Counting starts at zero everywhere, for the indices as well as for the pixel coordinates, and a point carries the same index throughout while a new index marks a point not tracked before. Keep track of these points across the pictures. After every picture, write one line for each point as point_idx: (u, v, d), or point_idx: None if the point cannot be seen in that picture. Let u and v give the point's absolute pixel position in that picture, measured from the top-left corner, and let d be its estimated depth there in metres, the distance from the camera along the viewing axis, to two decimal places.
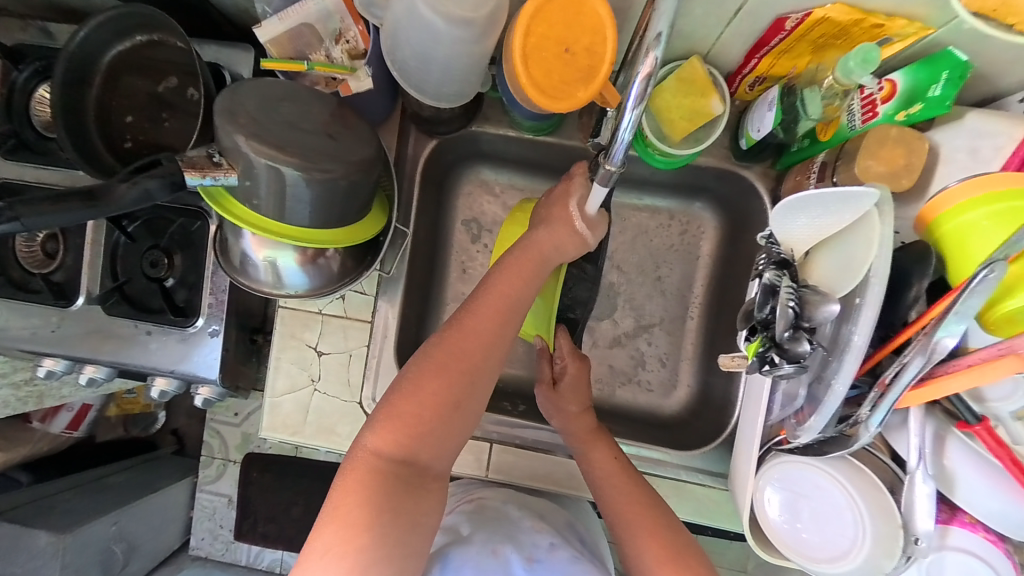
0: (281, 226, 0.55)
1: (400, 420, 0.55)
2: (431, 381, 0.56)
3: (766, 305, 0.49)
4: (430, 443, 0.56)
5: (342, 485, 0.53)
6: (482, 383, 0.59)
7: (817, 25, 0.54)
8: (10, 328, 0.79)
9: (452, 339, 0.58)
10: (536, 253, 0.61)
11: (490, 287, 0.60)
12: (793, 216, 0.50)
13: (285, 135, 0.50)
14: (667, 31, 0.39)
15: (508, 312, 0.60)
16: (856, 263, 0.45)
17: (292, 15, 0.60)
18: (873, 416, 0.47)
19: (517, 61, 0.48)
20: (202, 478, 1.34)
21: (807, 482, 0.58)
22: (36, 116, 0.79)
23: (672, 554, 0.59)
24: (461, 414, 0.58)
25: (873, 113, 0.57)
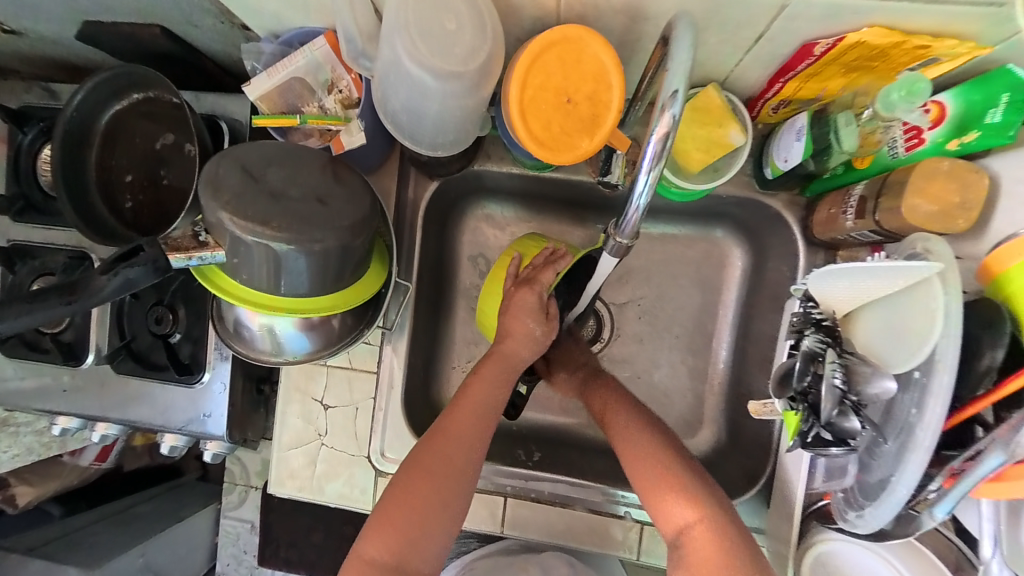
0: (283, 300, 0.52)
1: (389, 525, 0.58)
2: (415, 488, 0.59)
3: (806, 375, 0.44)
4: (422, 545, 0.58)
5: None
6: (466, 481, 0.61)
7: (849, 49, 0.48)
8: (30, 383, 0.80)
9: (432, 446, 0.61)
10: (502, 357, 0.66)
11: (465, 392, 0.64)
12: (833, 278, 0.47)
13: (270, 207, 0.47)
14: (684, 88, 0.35)
15: (484, 415, 0.63)
16: (914, 336, 0.40)
17: (280, 70, 0.58)
18: (940, 505, 0.41)
19: (514, 117, 0.44)
20: (226, 505, 1.35)
21: (857, 563, 0.53)
22: (41, 176, 0.80)
23: (674, 481, 0.58)
24: (448, 514, 0.59)
25: (919, 139, 0.51)
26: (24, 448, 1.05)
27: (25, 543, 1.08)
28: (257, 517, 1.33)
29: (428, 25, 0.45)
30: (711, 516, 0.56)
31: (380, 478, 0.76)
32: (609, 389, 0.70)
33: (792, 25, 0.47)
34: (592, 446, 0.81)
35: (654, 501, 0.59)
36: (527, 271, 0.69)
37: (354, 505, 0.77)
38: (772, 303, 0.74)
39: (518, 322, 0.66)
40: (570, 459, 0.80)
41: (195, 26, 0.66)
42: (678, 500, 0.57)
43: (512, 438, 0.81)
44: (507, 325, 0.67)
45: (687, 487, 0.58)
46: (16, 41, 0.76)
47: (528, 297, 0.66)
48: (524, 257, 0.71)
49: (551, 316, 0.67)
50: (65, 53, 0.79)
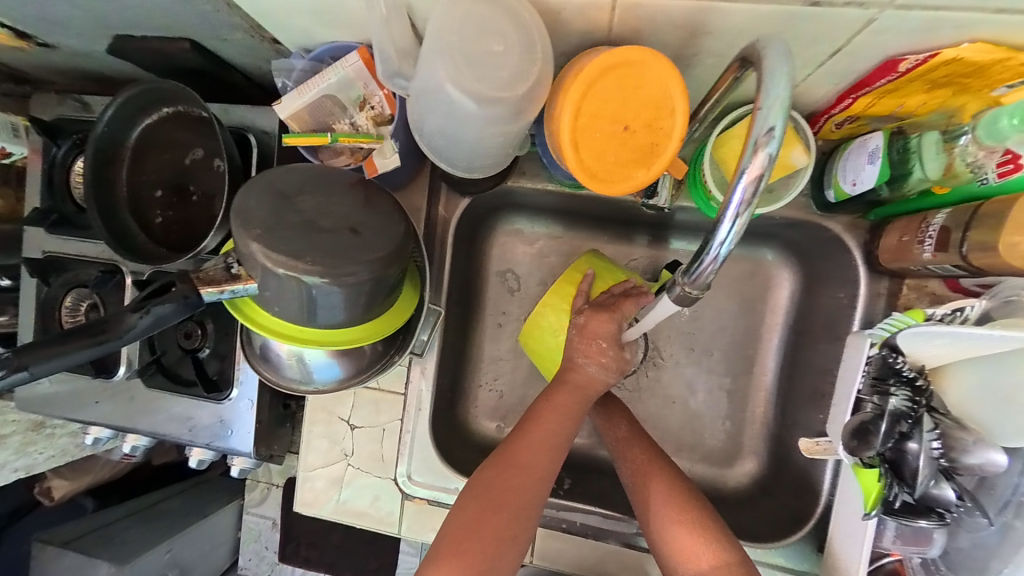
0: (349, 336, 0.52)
1: (463, 554, 0.55)
2: (486, 518, 0.57)
3: (892, 441, 0.48)
4: (490, 573, 0.56)
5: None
6: (536, 513, 0.59)
7: (941, 65, 0.43)
8: (61, 394, 0.81)
9: (505, 476, 0.58)
10: (580, 389, 0.63)
11: (537, 419, 0.62)
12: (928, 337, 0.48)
13: (304, 239, 0.44)
14: (782, 127, 0.32)
15: (554, 446, 0.61)
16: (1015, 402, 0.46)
17: (310, 88, 0.55)
18: None
19: (564, 145, 0.41)
20: (248, 502, 1.37)
21: None
22: (74, 189, 0.80)
23: (687, 518, 0.58)
24: (520, 543, 0.58)
25: (1016, 165, 0.43)
26: (59, 450, 1.09)
27: (61, 537, 1.15)
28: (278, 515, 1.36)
29: (472, 46, 0.41)
30: (709, 528, 0.57)
31: (407, 501, 0.74)
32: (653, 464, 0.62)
33: (877, 40, 0.42)
34: None
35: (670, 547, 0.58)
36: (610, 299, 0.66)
37: (379, 528, 0.75)
38: (826, 332, 0.68)
39: (592, 351, 0.64)
40: (604, 487, 0.76)
41: (224, 40, 0.64)
42: (699, 548, 0.56)
43: None
44: (579, 353, 0.64)
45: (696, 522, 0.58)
46: (50, 55, 0.76)
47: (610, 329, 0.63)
48: (598, 279, 0.69)
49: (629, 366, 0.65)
50: (97, 65, 0.78)
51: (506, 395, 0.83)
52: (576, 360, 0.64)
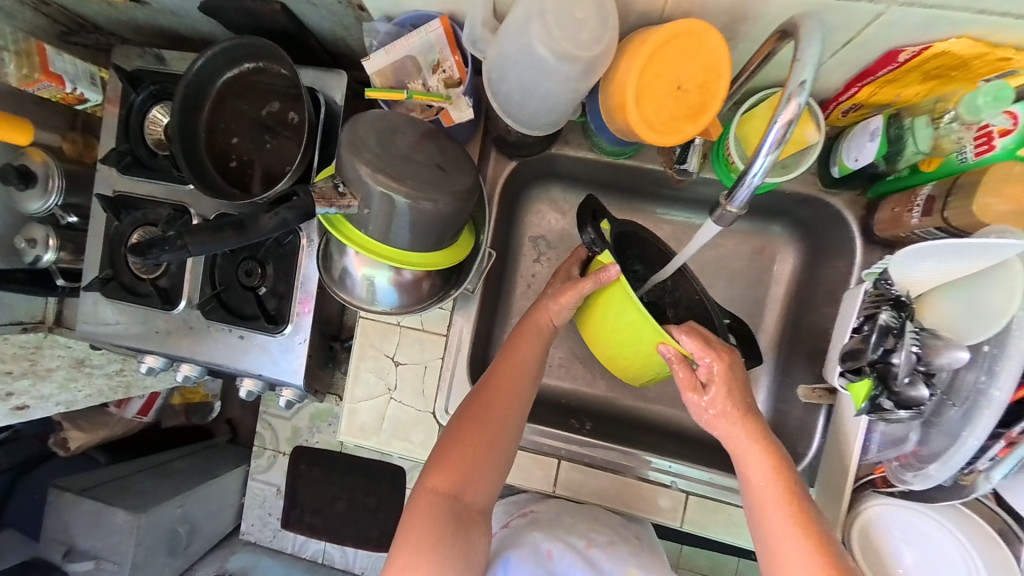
0: (387, 248, 0.58)
1: (453, 462, 0.65)
2: (468, 432, 0.66)
3: (880, 346, 0.53)
4: (476, 482, 0.66)
5: (412, 524, 0.63)
6: (512, 429, 0.68)
7: (934, 58, 0.53)
8: (119, 324, 0.88)
9: (486, 402, 0.67)
10: (544, 320, 0.70)
11: (512, 347, 0.70)
12: (918, 259, 0.56)
13: (401, 167, 0.53)
14: (813, 79, 0.39)
15: (524, 374, 0.69)
16: (994, 308, 0.51)
17: (397, 49, 0.64)
18: (995, 469, 0.51)
19: (628, 99, 0.50)
20: (253, 468, 1.47)
21: (915, 529, 0.60)
22: (149, 135, 0.87)
23: (806, 522, 0.54)
24: (498, 451, 0.67)
25: (989, 147, 0.53)
26: (96, 390, 1.14)
27: (78, 484, 1.26)
28: (284, 481, 1.45)
29: (560, 12, 0.50)
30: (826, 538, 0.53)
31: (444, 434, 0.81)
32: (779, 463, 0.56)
33: (885, 32, 0.52)
34: (640, 421, 0.86)
35: (775, 554, 0.54)
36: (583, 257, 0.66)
37: (415, 457, 0.83)
38: (827, 297, 0.77)
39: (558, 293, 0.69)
40: (620, 434, 0.84)
41: (313, 6, 0.72)
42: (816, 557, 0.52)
43: (562, 409, 0.87)
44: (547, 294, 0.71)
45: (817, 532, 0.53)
46: (138, 11, 0.83)
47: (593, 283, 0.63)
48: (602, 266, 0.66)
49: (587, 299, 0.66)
50: (179, 24, 0.86)
51: None
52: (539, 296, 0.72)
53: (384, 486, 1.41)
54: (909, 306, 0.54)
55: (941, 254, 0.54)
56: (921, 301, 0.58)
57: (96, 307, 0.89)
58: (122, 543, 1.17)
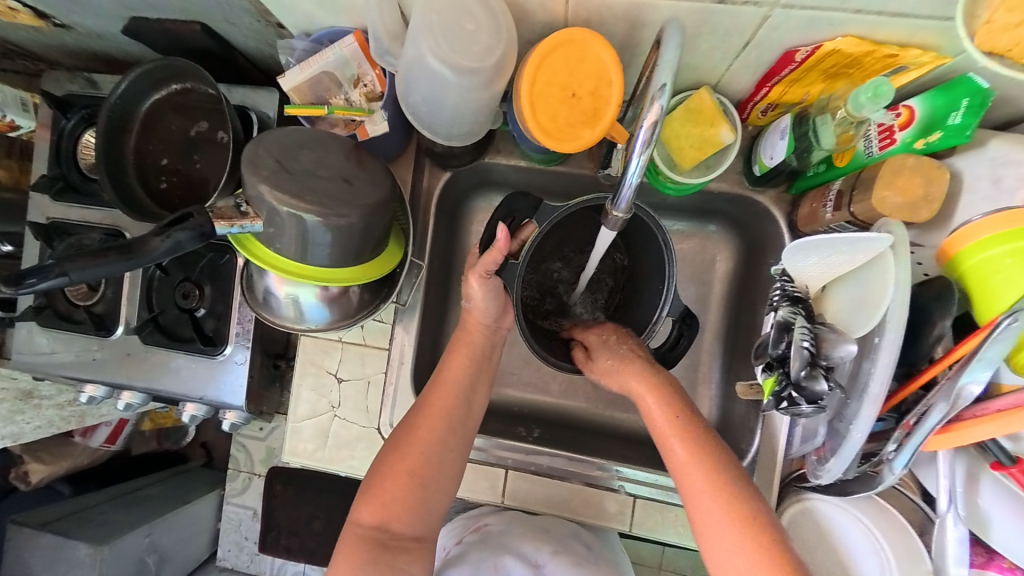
0: (292, 264, 0.57)
1: (380, 492, 0.64)
2: (396, 456, 0.65)
3: (780, 342, 0.51)
4: (404, 512, 0.64)
5: (341, 556, 0.63)
6: (446, 451, 0.67)
7: (826, 57, 0.54)
8: (56, 354, 0.86)
9: (413, 426, 0.67)
10: (474, 332, 0.73)
11: (443, 365, 0.71)
12: (804, 253, 0.53)
13: (304, 183, 0.53)
14: (670, 82, 0.40)
15: (455, 392, 0.69)
16: (873, 303, 0.47)
17: (311, 65, 0.64)
18: (898, 458, 0.49)
19: (524, 108, 0.51)
20: (229, 492, 1.46)
21: (831, 521, 0.62)
22: (81, 159, 0.87)
23: (709, 461, 0.58)
24: (431, 478, 0.66)
25: (891, 140, 0.57)
26: (46, 420, 1.10)
27: (38, 518, 1.21)
28: (259, 504, 1.44)
29: (451, 25, 0.51)
30: (729, 477, 0.57)
31: None
32: (679, 408, 0.62)
33: (775, 34, 0.53)
34: (592, 425, 0.86)
35: (686, 496, 0.58)
36: (487, 244, 0.69)
37: (363, 475, 0.80)
38: (763, 294, 0.78)
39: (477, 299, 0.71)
40: (571, 438, 0.84)
41: (233, 24, 0.72)
42: (714, 491, 0.56)
43: (512, 416, 0.86)
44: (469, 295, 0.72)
45: (718, 471, 0.57)
46: (65, 36, 0.82)
47: (490, 258, 0.66)
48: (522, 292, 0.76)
49: (492, 274, 0.69)
50: (108, 47, 0.85)
51: None
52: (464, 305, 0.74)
53: None
54: (806, 302, 0.51)
55: (823, 248, 0.52)
56: (821, 296, 0.55)
57: (32, 335, 0.87)
58: None
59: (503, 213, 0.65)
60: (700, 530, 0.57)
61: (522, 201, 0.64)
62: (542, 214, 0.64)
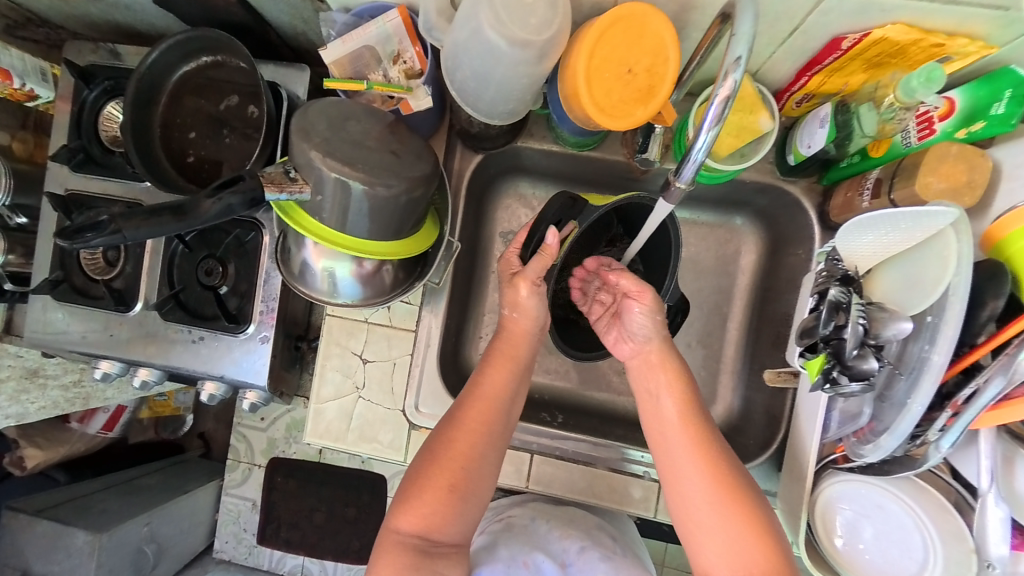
0: (339, 236, 0.57)
1: (420, 500, 0.62)
2: (436, 468, 0.63)
3: (830, 322, 0.53)
4: (445, 521, 0.63)
5: (380, 565, 0.61)
6: (484, 463, 0.65)
7: (873, 45, 0.55)
8: (69, 331, 0.84)
9: (453, 437, 0.65)
10: (518, 342, 0.70)
11: (485, 375, 0.68)
12: (860, 233, 0.58)
13: (353, 153, 0.53)
14: (746, 55, 0.41)
15: (496, 406, 0.67)
16: (931, 281, 0.51)
17: (353, 38, 0.64)
18: (944, 438, 0.52)
19: (580, 83, 0.51)
20: (228, 483, 1.41)
21: (871, 502, 0.64)
22: (103, 131, 0.85)
23: (703, 445, 0.60)
24: (472, 488, 0.65)
25: (930, 130, 0.58)
26: (50, 402, 1.07)
27: (34, 505, 1.18)
28: (259, 495, 1.40)
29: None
30: (720, 462, 0.59)
31: (413, 432, 0.78)
32: (676, 387, 0.64)
33: (825, 21, 0.54)
34: (612, 414, 0.86)
35: (674, 479, 0.61)
36: (534, 245, 0.68)
37: (385, 458, 0.79)
38: (789, 285, 0.78)
39: (517, 305, 0.69)
40: (594, 425, 0.84)
41: None
42: (705, 476, 0.59)
43: (534, 403, 0.85)
44: (511, 298, 0.69)
45: (711, 454, 0.60)
46: (90, 5, 0.81)
47: (541, 263, 0.65)
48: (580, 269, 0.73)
49: (543, 280, 0.68)
50: (134, 18, 0.84)
51: None
52: (504, 314, 0.71)
53: (363, 496, 1.37)
54: (857, 281, 0.55)
55: (881, 227, 0.56)
56: (869, 278, 0.59)
57: (45, 311, 0.85)
58: (82, 565, 1.10)
59: (551, 215, 0.66)
60: (690, 513, 0.59)
61: (570, 202, 0.66)
62: (586, 215, 0.66)
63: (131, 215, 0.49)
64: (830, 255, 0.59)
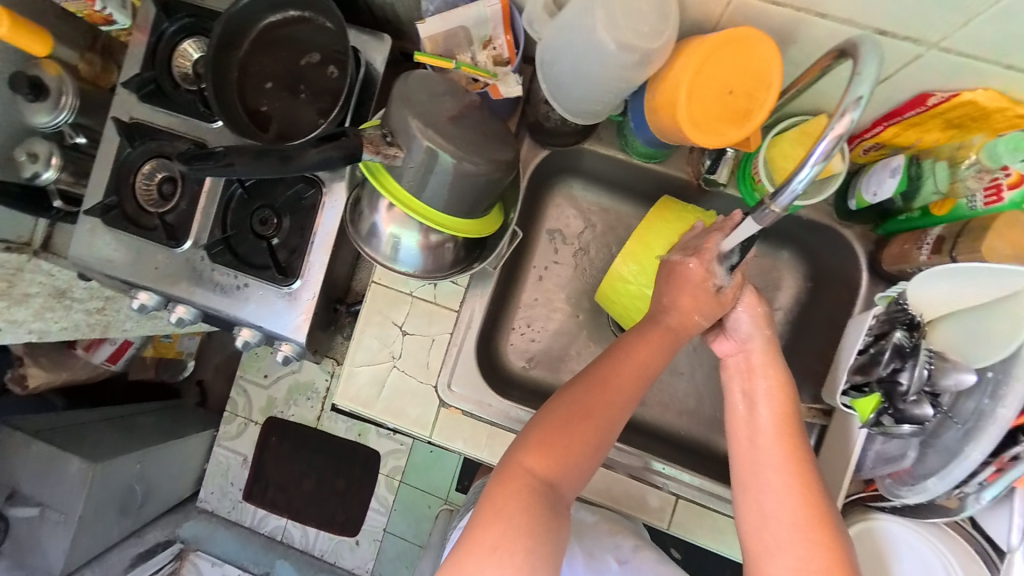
0: (409, 198, 0.58)
1: (554, 444, 0.61)
2: (577, 420, 0.62)
3: (891, 364, 0.60)
4: (572, 473, 0.61)
5: (506, 503, 0.58)
6: (619, 428, 0.64)
7: (959, 107, 0.57)
8: (112, 257, 0.85)
9: (598, 391, 0.63)
10: (675, 331, 0.66)
11: (638, 339, 0.65)
12: (933, 281, 0.60)
13: (448, 126, 0.54)
14: (866, 97, 0.43)
15: (646, 373, 0.64)
16: (999, 339, 0.57)
17: (452, 17, 0.65)
18: (985, 491, 0.58)
19: (681, 96, 0.53)
20: (222, 434, 1.42)
21: (905, 544, 0.67)
22: (176, 67, 0.86)
23: (797, 452, 0.59)
24: (603, 448, 0.63)
25: (998, 198, 0.58)
26: (72, 324, 1.05)
27: (33, 425, 1.17)
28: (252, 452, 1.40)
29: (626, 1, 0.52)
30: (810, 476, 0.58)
31: (442, 410, 0.79)
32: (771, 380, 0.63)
33: (920, 72, 0.56)
34: (630, 424, 0.87)
35: (749, 474, 0.60)
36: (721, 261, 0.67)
37: (409, 431, 0.79)
38: (826, 326, 0.79)
39: (692, 305, 0.66)
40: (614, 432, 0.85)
41: None
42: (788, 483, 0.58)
43: None
44: (681, 301, 0.66)
45: (803, 466, 0.58)
46: None
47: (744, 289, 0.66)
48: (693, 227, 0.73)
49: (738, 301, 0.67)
50: None
51: (538, 340, 0.90)
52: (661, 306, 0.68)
53: (355, 469, 1.38)
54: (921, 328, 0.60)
55: (955, 277, 0.58)
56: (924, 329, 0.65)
57: (90, 235, 0.85)
58: (72, 493, 1.09)
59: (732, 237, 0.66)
60: (765, 520, 0.57)
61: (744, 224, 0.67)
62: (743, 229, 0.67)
63: (243, 150, 0.53)
64: (895, 299, 0.62)
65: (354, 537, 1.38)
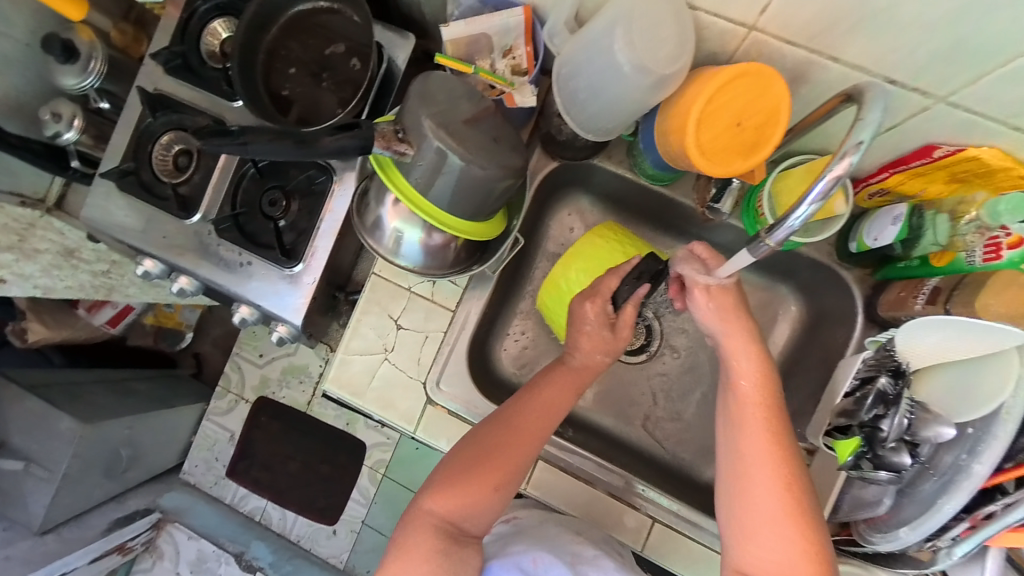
0: (409, 189, 0.59)
1: (457, 488, 0.65)
2: (479, 465, 0.66)
3: (874, 408, 0.61)
4: (477, 513, 0.66)
5: (412, 544, 0.64)
6: (523, 470, 0.68)
7: (965, 161, 0.56)
8: (123, 222, 0.86)
9: (502, 438, 0.67)
10: (582, 374, 0.71)
11: (543, 387, 0.70)
12: (923, 331, 0.61)
13: (462, 130, 0.55)
14: (867, 143, 0.43)
15: (548, 419, 0.68)
16: (985, 393, 0.56)
17: (477, 23, 0.66)
18: (958, 546, 0.57)
19: (690, 123, 0.53)
20: (213, 409, 1.42)
21: None
22: (205, 43, 0.88)
23: (785, 450, 0.60)
24: (508, 489, 0.67)
25: (996, 255, 0.57)
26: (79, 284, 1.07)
27: (29, 379, 1.19)
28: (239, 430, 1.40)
29: (648, 23, 0.53)
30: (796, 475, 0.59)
31: (429, 407, 0.79)
32: (759, 365, 0.63)
33: (935, 121, 0.56)
34: (614, 440, 0.87)
35: (743, 473, 0.60)
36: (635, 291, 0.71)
37: (394, 424, 0.80)
38: (821, 364, 0.79)
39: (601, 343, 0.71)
40: (597, 447, 0.85)
41: None
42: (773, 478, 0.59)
43: None
44: (585, 343, 0.71)
45: (789, 465, 0.59)
46: None
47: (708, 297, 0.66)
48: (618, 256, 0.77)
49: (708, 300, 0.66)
50: None
51: (530, 348, 0.90)
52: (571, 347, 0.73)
53: (340, 457, 1.39)
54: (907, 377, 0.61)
55: (952, 329, 0.58)
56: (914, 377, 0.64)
57: (104, 199, 0.87)
58: (60, 450, 1.11)
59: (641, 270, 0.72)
60: (752, 512, 0.59)
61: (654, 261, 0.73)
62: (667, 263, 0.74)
63: (263, 130, 0.53)
64: (885, 343, 0.64)
65: (332, 525, 1.37)
